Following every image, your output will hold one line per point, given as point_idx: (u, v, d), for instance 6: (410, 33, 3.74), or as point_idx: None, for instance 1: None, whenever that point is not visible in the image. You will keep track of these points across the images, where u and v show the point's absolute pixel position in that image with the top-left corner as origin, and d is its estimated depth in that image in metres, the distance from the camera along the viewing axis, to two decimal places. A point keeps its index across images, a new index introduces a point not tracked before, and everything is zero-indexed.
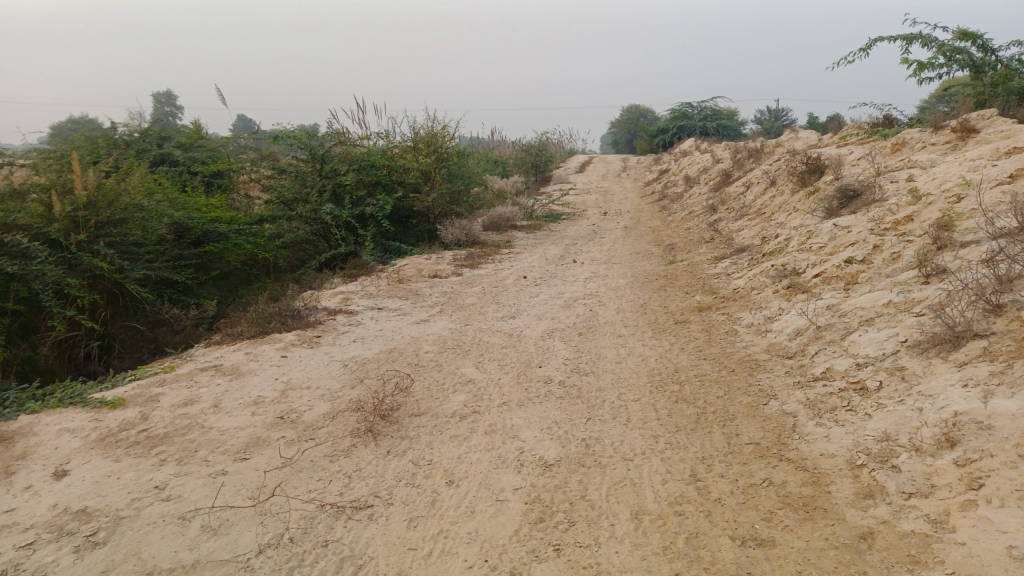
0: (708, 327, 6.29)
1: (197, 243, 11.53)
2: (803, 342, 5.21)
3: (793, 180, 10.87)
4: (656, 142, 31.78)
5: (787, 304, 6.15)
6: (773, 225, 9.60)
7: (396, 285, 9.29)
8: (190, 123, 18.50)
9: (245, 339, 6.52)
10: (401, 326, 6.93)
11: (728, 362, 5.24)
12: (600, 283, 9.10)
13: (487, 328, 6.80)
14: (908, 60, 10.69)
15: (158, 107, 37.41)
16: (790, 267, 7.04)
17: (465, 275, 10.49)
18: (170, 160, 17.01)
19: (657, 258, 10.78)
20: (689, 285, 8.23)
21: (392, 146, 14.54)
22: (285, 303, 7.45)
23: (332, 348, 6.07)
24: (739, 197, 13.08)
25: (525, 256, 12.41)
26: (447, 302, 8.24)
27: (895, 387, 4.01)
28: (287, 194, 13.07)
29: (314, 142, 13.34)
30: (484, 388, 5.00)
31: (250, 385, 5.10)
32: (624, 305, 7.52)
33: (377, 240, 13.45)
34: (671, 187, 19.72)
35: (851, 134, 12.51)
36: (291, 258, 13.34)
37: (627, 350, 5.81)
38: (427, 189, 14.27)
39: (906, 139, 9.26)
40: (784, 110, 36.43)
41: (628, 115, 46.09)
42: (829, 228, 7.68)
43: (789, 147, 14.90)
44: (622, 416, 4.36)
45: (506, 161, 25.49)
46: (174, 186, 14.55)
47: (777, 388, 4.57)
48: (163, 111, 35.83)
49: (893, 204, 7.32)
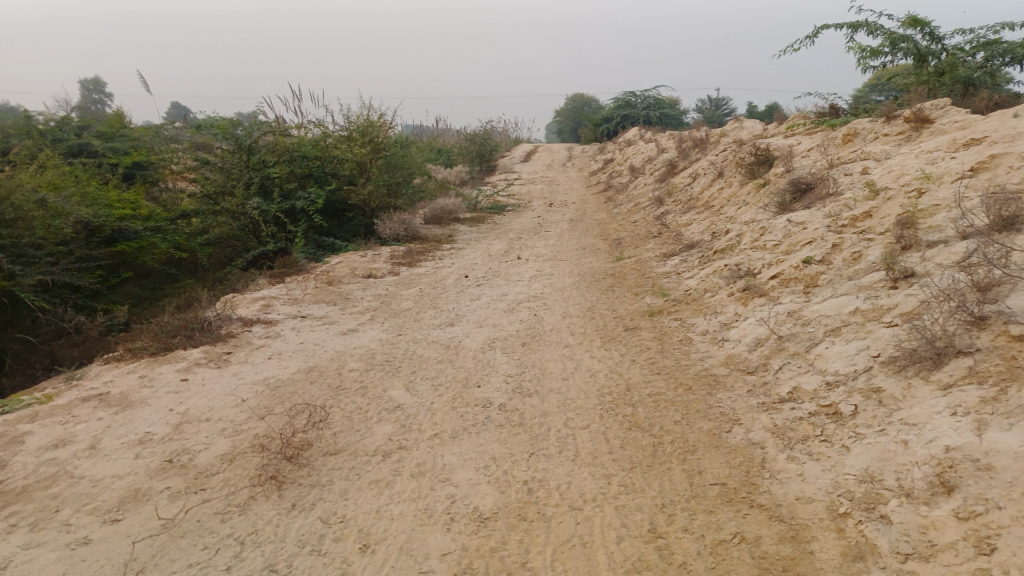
0: (661, 334, 5.80)
1: (109, 241, 10.58)
2: (765, 355, 4.75)
3: (742, 172, 10.52)
4: (601, 131, 31.43)
5: (744, 310, 5.69)
6: (724, 220, 9.20)
7: (325, 288, 8.57)
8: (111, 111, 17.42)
9: (144, 357, 5.76)
10: (325, 338, 6.25)
11: (684, 377, 4.73)
12: (546, 282, 8.56)
13: (421, 339, 6.17)
14: (855, 48, 10.43)
15: (85, 92, 35.78)
16: (745, 267, 6.60)
17: (402, 274, 9.82)
18: (87, 150, 15.80)
19: (604, 254, 10.31)
20: (639, 284, 7.76)
21: (325, 135, 13.67)
22: (195, 313, 6.67)
23: (243, 367, 5.36)
24: (686, 189, 12.71)
25: (467, 252, 11.79)
26: (380, 307, 7.57)
27: (873, 414, 3.55)
28: (211, 187, 12.23)
29: (240, 131, 12.35)
30: (412, 416, 4.38)
31: (137, 420, 4.38)
32: (570, 308, 6.98)
33: (309, 235, 12.61)
34: (617, 177, 19.32)
35: (798, 124, 12.26)
36: (217, 257, 12.45)
37: (574, 364, 5.25)
38: (363, 181, 13.44)
39: (858, 130, 8.95)
40: (725, 98, 36.54)
41: (572, 104, 45.72)
42: (783, 223, 7.29)
43: (735, 137, 14.60)
44: (569, 449, 3.80)
45: (450, 150, 24.76)
46: (88, 177, 13.53)
47: (740, 410, 4.07)
48: (92, 99, 33.77)
49: (849, 198, 6.95)
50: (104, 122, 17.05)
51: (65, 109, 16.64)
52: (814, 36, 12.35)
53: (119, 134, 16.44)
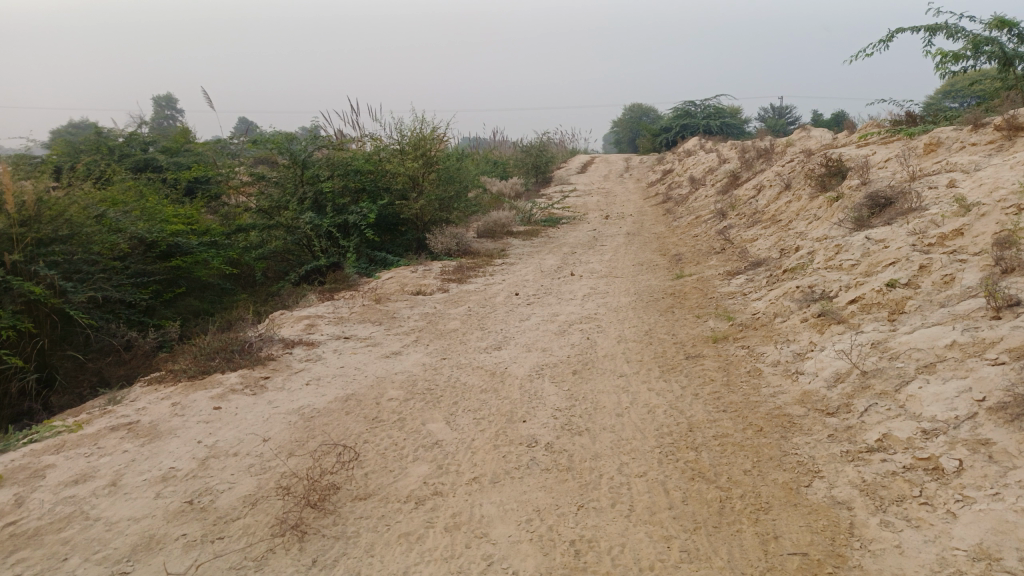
0: (726, 364, 5.30)
1: (165, 256, 10.63)
2: (847, 393, 4.22)
3: (812, 184, 9.88)
4: (659, 142, 30.75)
5: (820, 338, 5.15)
6: (793, 236, 8.60)
7: (372, 306, 8.33)
8: (176, 128, 17.82)
9: (182, 381, 5.57)
10: (367, 362, 5.96)
11: (754, 417, 4.25)
12: (600, 302, 8.12)
13: (466, 364, 5.81)
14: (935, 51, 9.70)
15: (156, 108, 37.22)
16: (819, 290, 6.04)
17: (451, 291, 9.53)
18: (153, 165, 16.15)
19: (662, 271, 9.80)
20: (700, 306, 7.26)
21: (378, 149, 13.48)
22: (236, 333, 6.48)
23: (278, 395, 5.09)
24: (750, 202, 12.08)
25: (519, 268, 11.44)
26: (426, 327, 7.26)
27: (983, 472, 3.01)
28: (267, 203, 12.27)
29: (295, 146, 12.44)
30: (451, 455, 4.02)
31: (164, 453, 4.14)
32: (626, 331, 6.53)
33: (361, 250, 12.47)
34: (676, 189, 18.71)
35: (871, 133, 11.55)
36: (271, 271, 12.43)
37: (630, 397, 4.81)
38: (416, 195, 13.22)
39: (942, 138, 8.25)
40: (789, 107, 35.37)
41: (630, 114, 45.06)
42: (861, 241, 6.69)
43: (803, 147, 13.88)
44: (623, 503, 3.37)
45: (505, 162, 24.52)
46: (149, 191, 13.75)
47: (821, 461, 3.57)
48: (164, 115, 34.80)
49: (936, 214, 6.32)
50: (169, 138, 17.42)
51: (132, 126, 17.08)
52: (889, 40, 11.68)
53: (183, 149, 16.76)
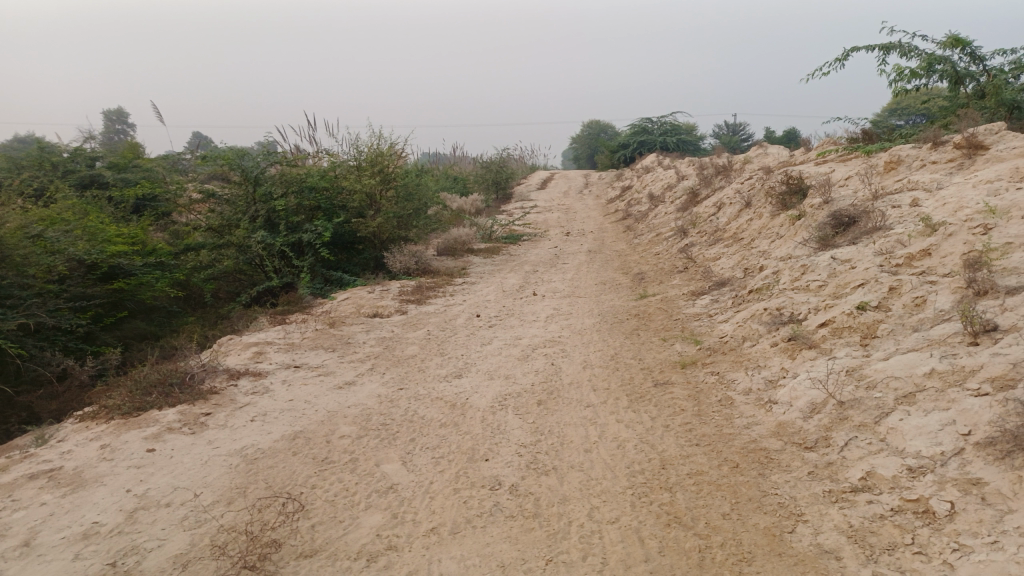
0: (696, 392, 5.09)
1: (106, 278, 10.08)
2: (825, 425, 4.02)
3: (773, 202, 9.83)
4: (617, 158, 30.86)
5: (792, 364, 4.97)
6: (757, 255, 8.50)
7: (326, 330, 7.94)
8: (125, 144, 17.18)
9: (115, 418, 5.13)
10: (318, 393, 5.59)
11: (729, 451, 4.03)
12: (564, 324, 7.88)
13: (424, 394, 5.48)
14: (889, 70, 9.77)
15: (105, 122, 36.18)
16: (788, 312, 5.88)
17: (409, 313, 9.20)
18: (98, 182, 15.47)
19: (626, 291, 9.62)
20: (667, 328, 7.06)
21: (333, 166, 13.08)
22: (177, 363, 6.05)
23: (220, 433, 4.71)
24: (711, 219, 12.02)
25: (479, 287, 11.15)
26: (382, 353, 6.91)
27: (978, 516, 2.81)
28: (218, 221, 11.90)
29: (246, 162, 12.00)
30: (408, 501, 3.70)
31: (87, 505, 3.73)
32: (592, 357, 6.30)
33: (316, 270, 12.05)
34: (636, 206, 18.67)
35: (829, 150, 11.60)
36: (222, 292, 11.91)
37: (598, 430, 4.55)
38: (373, 213, 12.83)
39: (901, 157, 8.25)
40: (742, 124, 35.92)
41: (589, 130, 45.31)
42: (827, 261, 6.58)
43: (761, 164, 13.92)
44: (595, 556, 3.11)
45: (465, 178, 24.26)
46: (92, 209, 13.15)
47: (803, 502, 3.36)
48: (115, 130, 33.69)
49: (901, 233, 6.24)
50: (117, 154, 16.74)
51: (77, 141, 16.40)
52: (844, 59, 11.77)
53: (131, 165, 16.09)
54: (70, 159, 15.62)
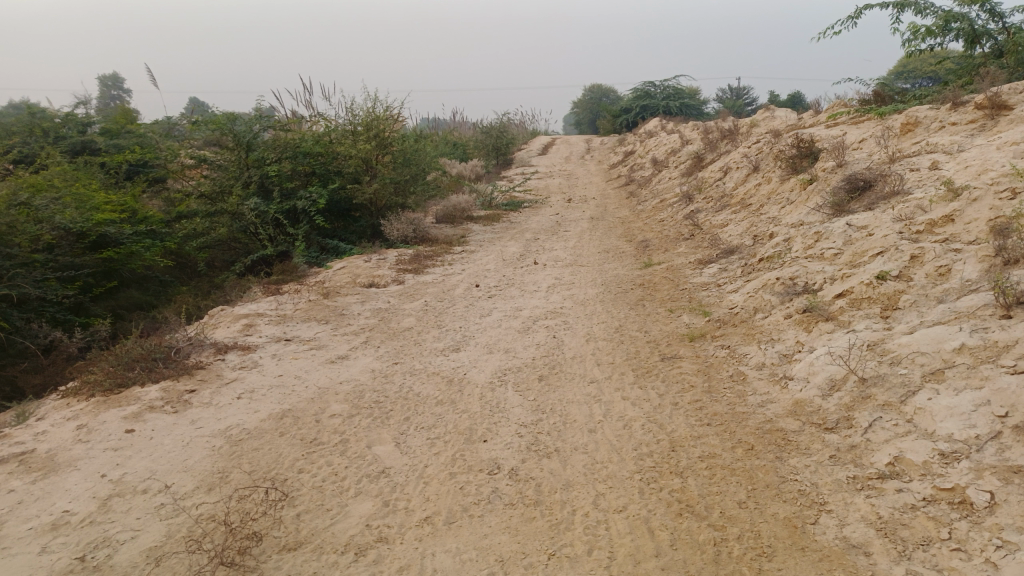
0: (706, 366, 4.84)
1: (95, 247, 9.78)
2: (846, 405, 3.76)
3: (782, 166, 9.49)
4: (619, 123, 30.30)
5: (808, 338, 4.70)
6: (766, 222, 8.19)
7: (319, 301, 7.67)
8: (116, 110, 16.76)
9: (96, 396, 4.89)
10: (309, 368, 5.34)
11: (744, 432, 3.78)
12: (566, 294, 7.60)
13: (420, 369, 5.23)
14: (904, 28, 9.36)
15: (101, 87, 35.61)
16: (802, 282, 5.59)
17: (406, 283, 8.91)
18: (90, 148, 15.04)
19: (630, 259, 9.33)
20: (673, 298, 6.79)
21: (328, 130, 12.68)
22: (162, 337, 5.79)
23: (204, 413, 4.46)
24: (717, 184, 11.67)
25: (479, 256, 10.85)
26: (377, 325, 6.65)
27: (1022, 507, 2.56)
28: (210, 188, 11.40)
29: (238, 127, 11.70)
30: (400, 488, 3.47)
31: (58, 492, 3.50)
32: (595, 329, 6.03)
33: (312, 238, 11.74)
34: (639, 171, 18.26)
35: (840, 113, 11.20)
36: (217, 261, 11.61)
37: (603, 408, 4.29)
38: (369, 179, 12.46)
39: (919, 118, 7.88)
40: (745, 87, 35.21)
41: (590, 95, 44.57)
42: (842, 227, 6.28)
43: (768, 127, 13.52)
44: (602, 550, 2.87)
45: (465, 143, 23.79)
46: (83, 175, 12.79)
47: (826, 490, 3.12)
48: (110, 96, 32.98)
49: (921, 198, 5.93)
50: (109, 121, 16.28)
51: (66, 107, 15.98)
52: (856, 17, 11.32)
53: (124, 132, 15.63)
54: (61, 125, 15.21)
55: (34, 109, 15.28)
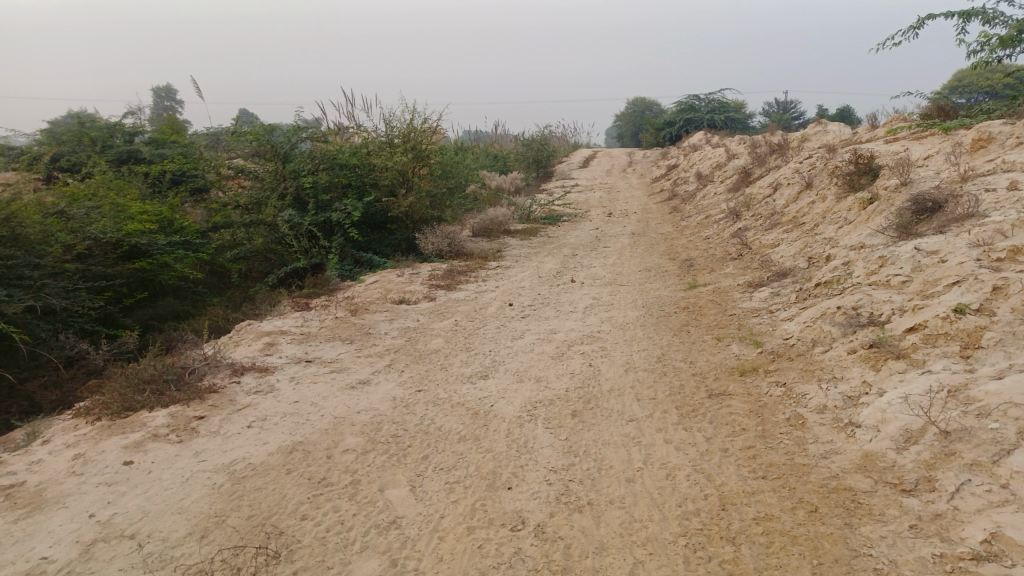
0: (759, 407, 4.36)
1: (128, 257, 9.68)
2: (925, 462, 3.25)
3: (839, 183, 8.92)
4: (662, 136, 29.71)
5: (876, 378, 4.19)
6: (822, 243, 7.64)
7: (346, 318, 7.36)
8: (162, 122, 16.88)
9: (101, 419, 4.62)
10: (327, 394, 4.99)
11: (805, 490, 3.30)
12: (605, 317, 7.16)
13: (444, 399, 4.85)
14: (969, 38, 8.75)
15: (156, 98, 36.49)
16: (866, 313, 5.08)
17: (438, 300, 8.57)
18: (136, 157, 15.08)
19: (673, 279, 8.85)
20: (720, 325, 6.30)
21: (365, 142, 12.42)
22: (177, 357, 5.52)
23: (209, 444, 4.15)
24: (766, 201, 11.11)
25: (514, 272, 10.47)
26: (403, 347, 6.30)
27: None
28: (248, 199, 11.57)
29: (276, 138, 11.71)
30: (410, 544, 3.07)
31: (39, 534, 3.20)
32: (636, 358, 5.59)
33: (346, 250, 11.49)
34: (682, 185, 17.71)
35: (900, 127, 10.56)
36: (250, 272, 11.44)
37: (642, 453, 3.85)
38: (405, 192, 12.12)
39: (993, 134, 7.27)
40: (793, 101, 34.28)
41: (633, 108, 44.06)
42: (910, 252, 5.73)
43: (821, 142, 12.89)
44: None
45: (505, 155, 23.50)
46: (125, 183, 12.80)
47: (907, 571, 2.63)
48: (163, 107, 33.51)
49: (1000, 222, 5.36)
50: (156, 130, 16.36)
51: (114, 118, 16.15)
52: (918, 28, 10.70)
53: (169, 141, 15.66)
54: (108, 133, 15.34)
55: (82, 118, 15.44)
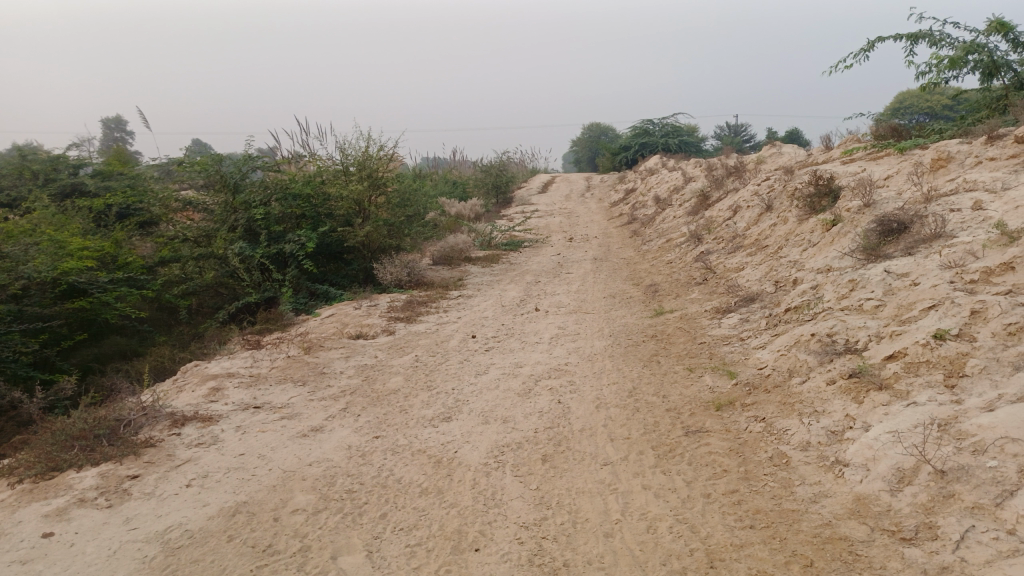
0: (740, 445, 4.11)
1: (67, 296, 9.12)
2: (923, 506, 3.02)
3: (800, 205, 8.86)
4: (618, 160, 29.87)
5: (860, 412, 3.99)
6: (788, 267, 7.52)
7: (299, 357, 6.95)
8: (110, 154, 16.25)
9: (22, 482, 4.17)
10: (276, 445, 4.60)
11: (798, 541, 3.05)
12: (572, 348, 6.89)
13: (404, 446, 4.50)
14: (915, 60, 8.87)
15: (105, 129, 35.53)
16: (842, 340, 4.90)
17: (397, 334, 8.21)
18: (81, 190, 14.44)
19: (639, 306, 8.65)
20: (691, 354, 6.09)
21: (318, 171, 12.05)
22: (112, 408, 5.08)
23: (142, 508, 3.74)
24: (728, 223, 11.04)
25: (476, 301, 10.18)
26: (360, 387, 5.93)
27: None
28: (197, 232, 10.93)
29: (226, 169, 11.24)
30: None
31: None
32: (606, 393, 5.32)
33: (301, 283, 11.05)
34: (641, 209, 17.68)
35: (855, 148, 10.62)
36: (200, 308, 10.92)
37: (620, 502, 3.57)
38: (361, 221, 11.76)
39: (951, 153, 7.26)
40: (743, 125, 34.96)
41: (589, 134, 44.43)
42: (880, 275, 5.60)
43: (777, 164, 12.94)
44: None
45: (464, 182, 23.27)
46: (67, 216, 12.17)
47: None
48: (114, 138, 32.47)
49: (970, 242, 5.25)
50: (103, 162, 15.73)
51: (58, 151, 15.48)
52: (869, 50, 10.84)
53: (117, 173, 15.05)
54: (51, 166, 14.67)
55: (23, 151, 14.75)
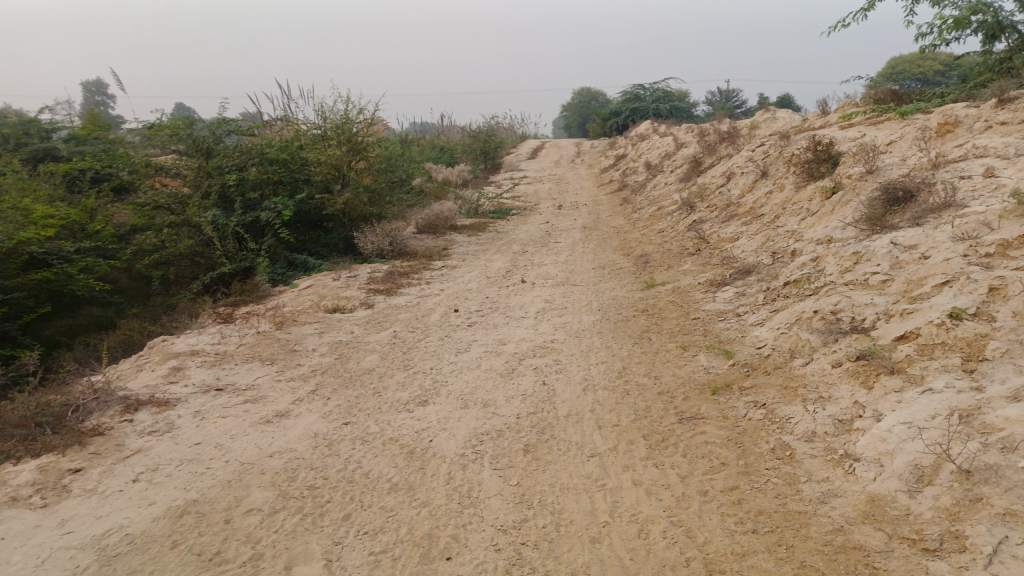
0: (738, 435, 3.78)
1: (29, 267, 8.65)
2: (947, 510, 2.70)
3: (797, 172, 8.47)
4: (609, 126, 29.29)
5: (869, 399, 3.65)
6: (785, 237, 7.15)
7: (269, 333, 6.56)
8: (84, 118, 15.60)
9: None
10: (237, 433, 4.24)
11: (806, 550, 2.73)
12: (559, 323, 6.52)
13: (374, 434, 4.14)
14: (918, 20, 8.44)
15: (86, 91, 34.61)
16: (847, 318, 4.56)
17: (376, 307, 7.82)
18: (53, 155, 13.83)
19: (629, 278, 8.28)
20: (685, 331, 5.74)
21: (296, 135, 11.50)
22: (61, 392, 4.68)
23: (80, 508, 3.38)
24: (721, 191, 10.64)
25: (460, 272, 9.78)
26: (333, 366, 5.55)
27: None
28: (169, 198, 10.37)
29: (198, 132, 10.67)
30: None
31: None
32: (595, 374, 4.97)
33: (279, 252, 10.59)
34: (632, 176, 17.24)
35: (855, 112, 10.19)
36: (174, 278, 10.45)
37: (609, 502, 3.24)
38: (341, 187, 11.27)
39: (959, 117, 6.86)
40: (735, 90, 34.37)
41: (579, 98, 43.67)
42: (887, 247, 5.24)
43: (773, 129, 12.50)
44: None
45: (452, 147, 22.68)
46: (35, 182, 11.60)
47: None
48: (94, 102, 31.49)
49: (984, 212, 4.89)
50: (76, 126, 15.09)
51: (30, 115, 14.83)
52: (870, 9, 10.34)
53: (91, 137, 14.44)
54: (22, 130, 14.05)
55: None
